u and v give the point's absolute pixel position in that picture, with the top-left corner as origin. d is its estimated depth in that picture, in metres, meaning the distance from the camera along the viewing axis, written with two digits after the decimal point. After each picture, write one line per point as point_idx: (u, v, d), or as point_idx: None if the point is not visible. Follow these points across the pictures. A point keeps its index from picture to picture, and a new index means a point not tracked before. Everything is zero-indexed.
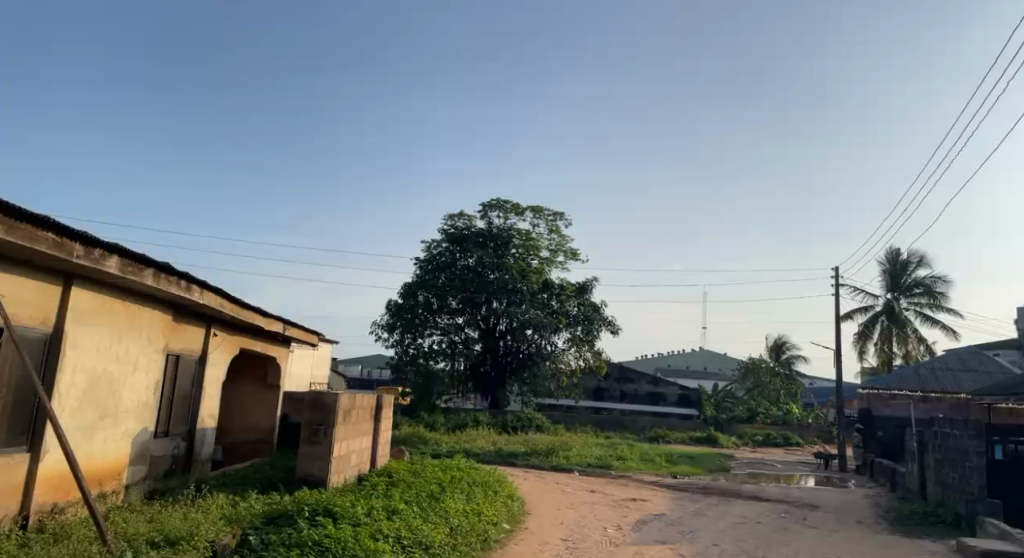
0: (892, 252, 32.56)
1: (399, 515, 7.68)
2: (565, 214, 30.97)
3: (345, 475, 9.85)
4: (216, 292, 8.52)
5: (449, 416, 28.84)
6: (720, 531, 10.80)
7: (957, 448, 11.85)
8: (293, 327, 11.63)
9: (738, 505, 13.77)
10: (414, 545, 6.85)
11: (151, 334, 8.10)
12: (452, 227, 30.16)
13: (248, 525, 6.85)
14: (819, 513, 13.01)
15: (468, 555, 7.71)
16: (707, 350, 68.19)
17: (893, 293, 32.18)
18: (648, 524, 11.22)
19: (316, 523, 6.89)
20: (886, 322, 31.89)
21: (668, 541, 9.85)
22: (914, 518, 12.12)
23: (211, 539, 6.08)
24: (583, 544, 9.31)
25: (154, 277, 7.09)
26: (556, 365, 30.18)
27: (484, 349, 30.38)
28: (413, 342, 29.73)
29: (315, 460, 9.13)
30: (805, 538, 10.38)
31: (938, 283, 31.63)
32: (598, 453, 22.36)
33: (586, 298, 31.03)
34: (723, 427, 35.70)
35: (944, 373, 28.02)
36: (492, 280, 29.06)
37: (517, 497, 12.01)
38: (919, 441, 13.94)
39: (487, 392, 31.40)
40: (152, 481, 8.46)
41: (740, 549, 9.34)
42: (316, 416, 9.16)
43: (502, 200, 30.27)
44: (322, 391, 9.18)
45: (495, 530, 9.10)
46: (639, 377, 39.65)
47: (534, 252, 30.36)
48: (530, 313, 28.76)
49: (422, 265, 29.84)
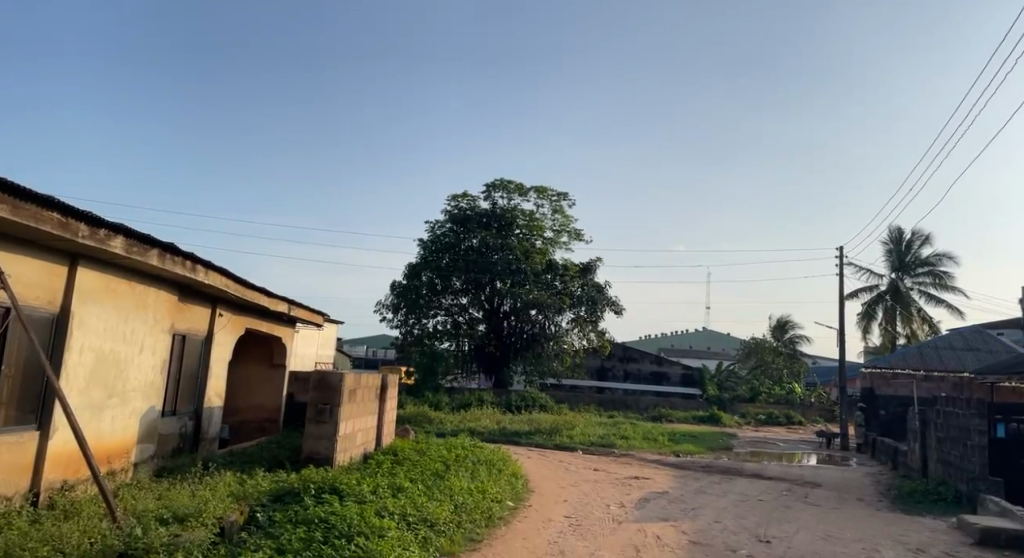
0: (896, 231, 32.43)
1: (404, 492, 7.77)
2: (569, 194, 30.87)
3: (351, 454, 9.95)
4: (221, 272, 8.53)
5: (454, 396, 29.01)
6: (722, 509, 10.89)
7: (959, 427, 11.89)
8: (298, 308, 11.66)
9: (740, 483, 13.87)
10: (420, 522, 6.93)
11: (157, 314, 8.14)
12: (456, 207, 30.11)
13: (255, 503, 6.93)
14: (820, 490, 13.10)
15: (473, 531, 7.80)
16: (710, 330, 68.28)
17: (897, 273, 32.09)
18: (650, 501, 11.33)
19: (322, 501, 6.98)
20: (890, 302, 31.85)
21: (671, 518, 9.94)
22: (915, 496, 12.21)
23: (219, 516, 6.15)
24: (586, 522, 9.41)
25: (159, 257, 7.11)
26: (560, 346, 30.31)
27: (488, 329, 30.49)
28: (418, 323, 29.82)
29: (320, 439, 9.21)
30: (807, 515, 10.47)
31: (943, 263, 31.54)
32: (601, 431, 22.50)
33: (590, 278, 31.01)
34: (725, 406, 35.80)
35: (948, 353, 28.05)
36: (496, 261, 29.07)
37: (520, 476, 12.10)
38: (921, 420, 13.99)
39: (491, 372, 31.55)
40: (160, 459, 8.56)
41: (742, 526, 9.44)
42: (321, 396, 9.23)
43: (505, 180, 30.18)
44: (327, 372, 9.25)
45: (499, 508, 9.19)
46: (642, 357, 39.77)
47: (538, 233, 30.32)
48: (534, 293, 28.83)
49: (425, 245, 29.80)
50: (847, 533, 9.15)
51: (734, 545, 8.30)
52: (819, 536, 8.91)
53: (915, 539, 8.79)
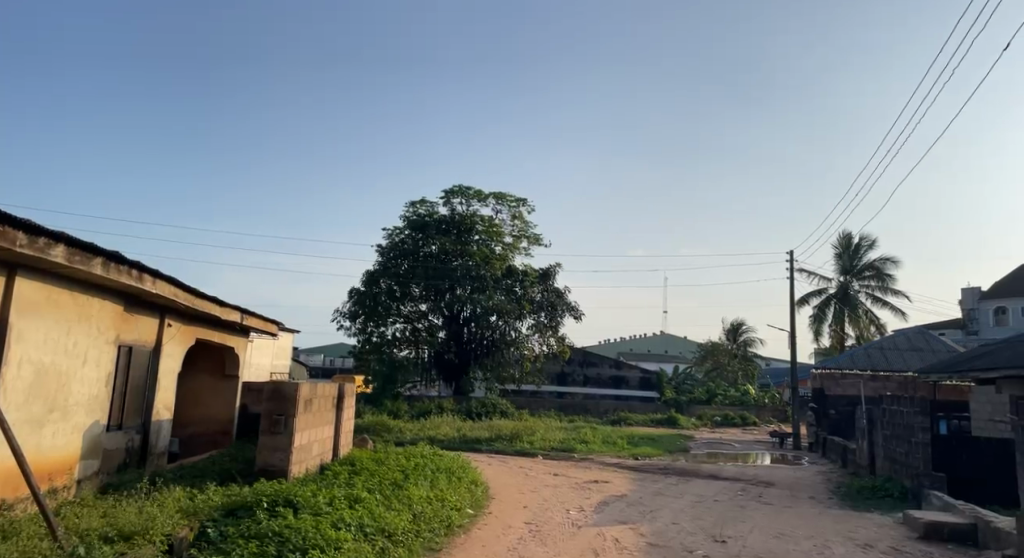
0: (844, 236, 33.42)
1: (362, 503, 7.66)
2: (527, 200, 31.00)
3: (307, 465, 9.80)
4: (169, 281, 8.30)
5: (414, 404, 28.76)
6: (678, 511, 11.03)
7: (904, 425, 12.29)
8: (252, 317, 11.43)
9: (697, 484, 14.08)
10: (377, 532, 6.84)
11: (101, 325, 7.89)
12: (414, 214, 29.95)
13: (206, 518, 6.76)
14: (774, 490, 13.39)
15: (432, 540, 7.74)
16: (668, 334, 69.30)
17: (845, 276, 33.05)
18: (610, 505, 11.40)
19: (275, 514, 6.84)
20: (839, 305, 32.77)
21: (629, 521, 10.02)
22: (863, 492, 12.56)
23: (168, 533, 6.00)
24: (545, 527, 9.39)
25: (103, 266, 6.88)
26: (520, 351, 30.40)
27: (448, 336, 30.40)
28: (376, 330, 29.48)
29: (274, 450, 9.03)
30: (760, 514, 10.69)
31: (888, 266, 32.63)
32: (561, 436, 22.59)
33: (550, 284, 31.16)
34: (683, 409, 36.34)
35: (893, 353, 29.01)
36: (456, 268, 29.00)
37: (480, 483, 12.04)
38: (868, 419, 14.43)
39: (451, 379, 31.36)
40: (106, 475, 8.28)
41: (698, 527, 9.60)
42: (276, 407, 9.07)
43: (464, 186, 30.16)
44: (282, 381, 9.11)
45: (459, 515, 9.15)
46: (602, 360, 39.95)
47: (497, 239, 30.35)
48: (494, 299, 28.85)
49: (384, 252, 29.54)
50: (799, 530, 9.36)
51: (691, 546, 8.41)
52: (772, 534, 9.10)
53: (864, 534, 9.04)
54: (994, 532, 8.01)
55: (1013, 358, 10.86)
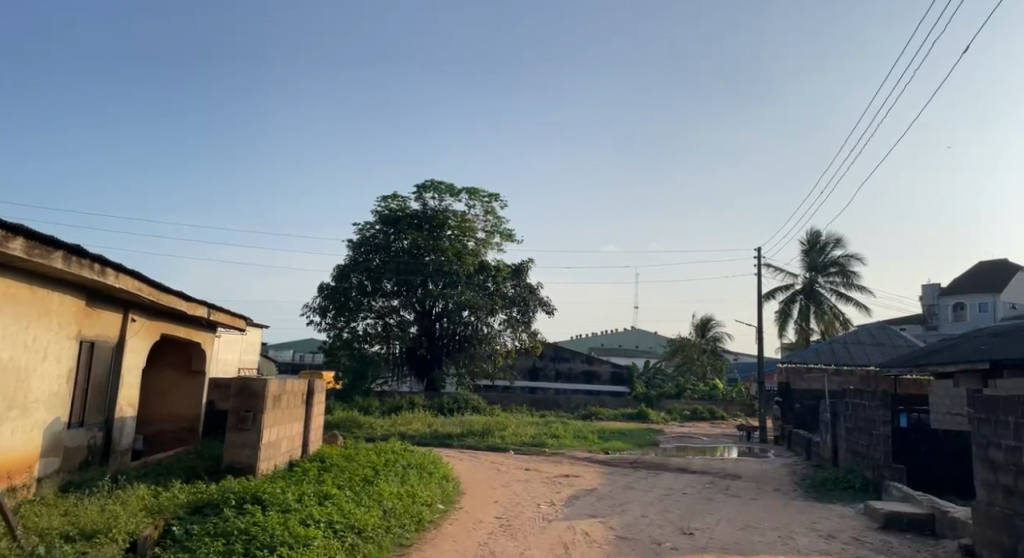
0: (811, 233, 34.02)
1: (332, 500, 7.61)
2: (500, 196, 31.00)
3: (276, 462, 9.70)
4: (133, 275, 8.14)
5: (385, 400, 28.60)
6: (647, 504, 11.16)
7: (866, 418, 12.58)
8: (219, 312, 11.25)
9: (666, 478, 14.25)
10: (347, 528, 6.80)
11: (62, 321, 7.71)
12: (386, 209, 29.75)
13: (172, 516, 6.66)
14: (741, 482, 13.62)
15: (403, 537, 7.72)
16: (639, 329, 69.83)
17: (811, 273, 33.65)
18: (580, 499, 11.48)
19: (243, 511, 6.77)
20: (805, 300, 33.37)
21: (599, 515, 10.11)
22: (826, 484, 12.86)
23: (132, 531, 5.90)
24: (516, 522, 9.43)
25: (64, 260, 6.73)
26: (492, 347, 30.43)
27: (420, 332, 30.30)
28: (347, 326, 29.24)
29: (243, 447, 8.93)
30: (727, 507, 10.87)
31: (852, 263, 33.31)
32: (532, 431, 22.66)
33: (522, 280, 31.22)
34: (653, 403, 36.72)
35: (857, 348, 29.66)
36: (428, 263, 28.91)
37: (451, 479, 12.03)
38: (832, 412, 14.74)
39: (423, 375, 31.25)
40: (67, 473, 8.10)
41: (666, 520, 9.72)
42: (243, 403, 8.96)
43: (436, 181, 30.04)
44: (250, 378, 9.01)
45: (430, 511, 9.13)
46: (573, 356, 40.23)
47: (470, 234, 30.30)
48: (466, 295, 28.84)
49: (355, 247, 29.32)
50: (764, 522, 9.54)
51: (659, 538, 8.52)
52: (739, 526, 9.25)
53: (826, 525, 9.25)
54: (951, 522, 8.26)
55: (970, 353, 11.19)
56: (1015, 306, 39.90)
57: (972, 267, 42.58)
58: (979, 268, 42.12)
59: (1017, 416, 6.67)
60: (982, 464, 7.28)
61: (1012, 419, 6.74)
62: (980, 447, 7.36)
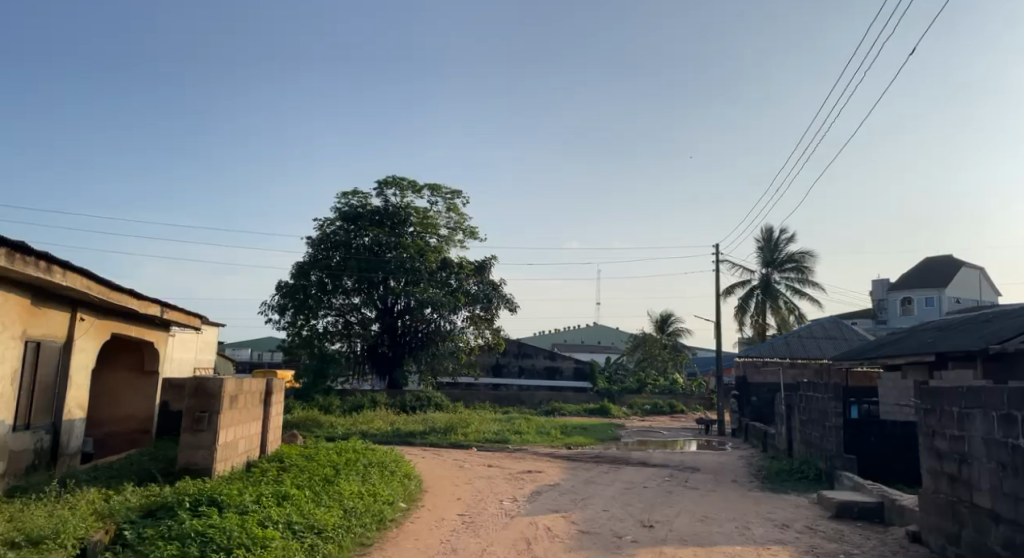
0: (767, 229, 34.75)
1: (291, 500, 7.49)
2: (462, 192, 30.92)
3: (232, 463, 9.50)
4: (82, 273, 7.89)
5: (346, 398, 28.33)
6: (609, 498, 11.28)
7: (819, 410, 12.91)
8: (172, 310, 10.93)
9: (626, 472, 14.42)
10: (306, 529, 6.72)
11: (6, 320, 7.44)
12: (346, 205, 29.39)
13: (123, 519, 6.49)
14: (699, 475, 13.86)
15: (363, 536, 7.64)
16: (601, 325, 70.54)
17: (767, 269, 34.39)
18: (543, 495, 11.55)
19: (199, 513, 6.63)
20: (761, 296, 34.09)
21: (561, 510, 10.18)
22: (781, 475, 13.16)
23: (81, 536, 5.74)
24: (478, 519, 9.43)
25: (7, 257, 6.47)
26: (455, 344, 30.26)
27: (381, 329, 30.08)
28: (306, 324, 28.83)
29: (197, 448, 8.74)
30: (686, 499, 11.05)
31: (807, 259, 34.13)
32: (495, 428, 22.67)
33: (485, 276, 31.21)
34: (614, 398, 37.10)
35: (811, 342, 30.45)
36: (390, 260, 28.67)
37: (413, 476, 11.95)
38: (787, 404, 15.10)
39: (385, 372, 31.08)
40: (12, 477, 7.81)
41: (626, 514, 9.85)
42: (199, 403, 8.78)
43: (398, 177, 29.77)
44: (206, 377, 8.83)
45: (391, 510, 9.06)
46: (536, 352, 40.44)
47: (432, 231, 30.16)
48: (428, 292, 28.69)
49: (314, 244, 28.90)
50: (722, 513, 9.74)
51: (620, 532, 8.62)
52: (697, 518, 9.42)
53: (781, 515, 9.48)
54: (899, 509, 8.54)
55: (918, 346, 11.58)
56: (959, 300, 41.48)
57: (919, 263, 44.09)
58: (924, 263, 43.67)
59: (960, 405, 6.90)
60: (928, 453, 7.53)
61: (956, 409, 6.97)
62: (927, 436, 7.61)
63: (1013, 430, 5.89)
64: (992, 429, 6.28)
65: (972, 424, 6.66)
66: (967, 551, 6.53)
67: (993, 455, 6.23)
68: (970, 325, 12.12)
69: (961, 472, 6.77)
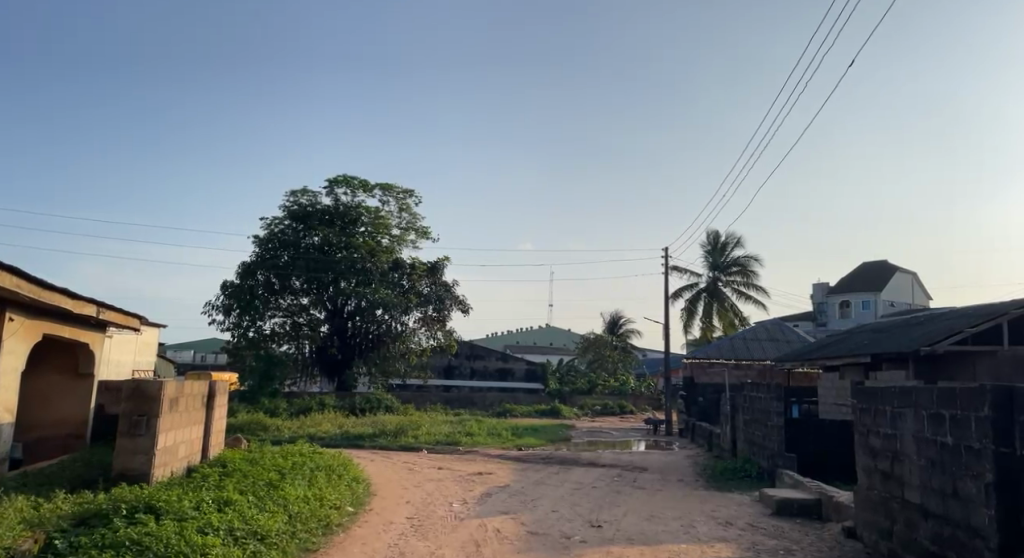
0: (713, 234, 35.55)
1: (232, 506, 7.29)
2: (415, 192, 30.73)
3: (172, 468, 9.21)
4: (11, 272, 7.54)
5: (294, 400, 27.81)
6: (559, 499, 11.33)
7: (762, 410, 13.26)
8: (109, 311, 10.52)
9: (575, 472, 14.53)
10: (249, 535, 6.55)
11: None
12: (295, 203, 28.85)
13: (54, 528, 6.22)
14: (647, 475, 14.07)
15: (308, 541, 7.47)
16: (552, 327, 71.09)
17: (713, 272, 35.12)
18: (492, 496, 11.54)
19: (135, 521, 6.40)
20: (708, 298, 34.80)
21: (511, 512, 10.17)
22: (725, 473, 13.46)
23: (7, 547, 5.49)
24: (427, 522, 9.34)
25: None
26: (406, 345, 30.07)
27: (331, 331, 29.67)
28: (252, 325, 28.11)
29: (134, 453, 8.44)
30: (634, 499, 11.18)
31: (751, 263, 35.03)
32: (446, 430, 22.56)
33: (438, 278, 30.94)
34: (565, 399, 37.38)
35: (755, 344, 31.25)
36: (340, 260, 28.27)
37: (361, 480, 11.77)
38: (731, 405, 15.47)
39: (334, 375, 30.72)
40: None
41: (574, 514, 9.92)
42: (136, 407, 8.48)
43: (348, 175, 29.39)
44: (143, 379, 8.55)
45: (337, 514, 8.91)
46: (488, 354, 40.42)
47: (384, 231, 29.86)
48: (380, 294, 28.46)
49: (262, 243, 28.23)
50: (668, 512, 9.90)
51: (568, 532, 8.67)
52: (644, 517, 9.56)
53: (725, 513, 9.71)
54: (836, 505, 8.84)
55: (855, 348, 12.06)
56: (893, 304, 43.18)
57: (856, 267, 45.73)
58: (861, 268, 45.31)
59: (892, 404, 7.18)
60: (863, 451, 7.81)
61: (889, 408, 7.25)
62: (861, 435, 7.90)
63: (941, 429, 6.15)
64: (922, 428, 6.54)
65: (904, 423, 6.94)
66: (899, 546, 6.79)
67: (923, 453, 6.49)
68: (903, 327, 12.69)
69: (894, 469, 7.03)
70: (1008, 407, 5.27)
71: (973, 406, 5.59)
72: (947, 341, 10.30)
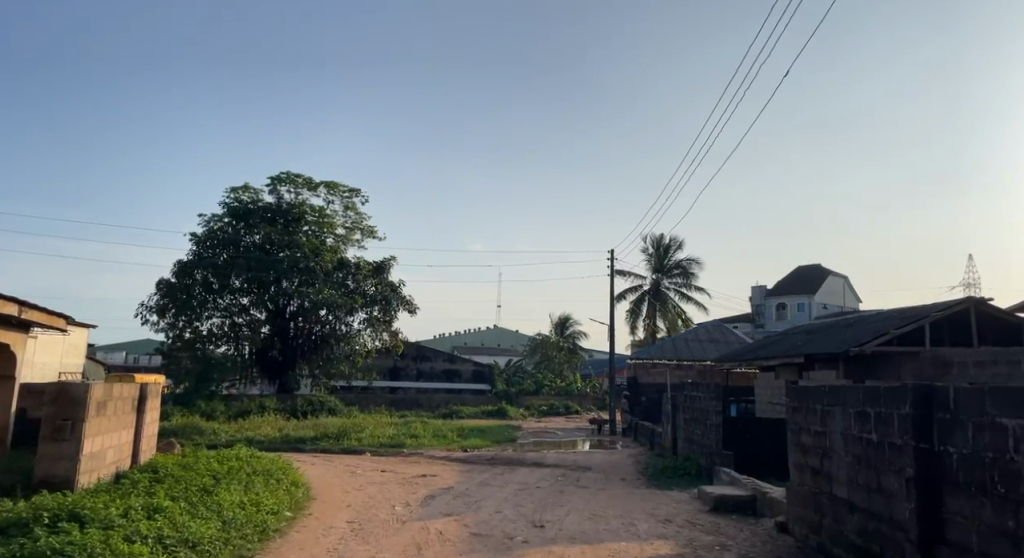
0: (655, 237, 36.18)
1: (163, 512, 7.03)
2: (361, 191, 30.33)
3: (99, 474, 8.83)
4: None
5: (233, 403, 27.00)
6: (502, 500, 11.32)
7: (701, 409, 13.56)
8: (32, 310, 10.03)
9: (520, 472, 14.57)
10: (180, 544, 6.31)
11: None
12: (236, 201, 28.06)
13: None
14: (590, 474, 14.20)
15: (243, 548, 7.27)
16: (499, 328, 71.26)
17: (656, 274, 35.75)
18: (436, 498, 11.46)
19: (57, 530, 6.09)
20: (651, 299, 35.40)
21: (454, 513, 10.12)
22: (666, 471, 13.69)
23: None
24: (367, 526, 9.18)
25: None
26: (351, 347, 29.68)
27: (272, 332, 28.90)
28: (189, 325, 27.22)
29: (58, 459, 8.06)
30: (577, 498, 11.27)
31: (692, 266, 35.74)
32: (391, 432, 22.32)
33: (384, 278, 30.51)
34: (511, 400, 37.47)
35: (696, 345, 31.95)
36: (282, 259, 27.60)
37: (301, 484, 11.51)
38: (673, 405, 15.77)
39: (275, 377, 30.10)
40: None
41: (517, 514, 9.94)
42: (59, 411, 8.09)
43: (292, 173, 28.79)
44: (68, 383, 8.16)
45: (275, 520, 8.69)
46: (435, 355, 40.04)
47: (328, 230, 29.36)
48: (323, 294, 28.00)
49: (199, 241, 27.35)
50: (609, 511, 10.02)
51: (511, 533, 8.68)
52: (586, 516, 9.64)
53: (664, 511, 9.88)
54: (769, 501, 9.10)
55: (789, 348, 12.47)
56: (826, 306, 44.85)
57: (792, 270, 47.29)
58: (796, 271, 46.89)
59: (822, 403, 7.44)
60: (795, 448, 8.05)
61: (819, 407, 7.50)
62: (794, 433, 8.15)
63: (866, 426, 6.40)
64: (848, 425, 6.79)
65: (833, 420, 7.19)
66: (827, 539, 7.05)
67: (850, 449, 6.74)
68: (834, 328, 13.20)
69: (823, 465, 7.29)
70: (927, 405, 5.53)
71: (896, 403, 5.83)
72: (874, 342, 10.77)
